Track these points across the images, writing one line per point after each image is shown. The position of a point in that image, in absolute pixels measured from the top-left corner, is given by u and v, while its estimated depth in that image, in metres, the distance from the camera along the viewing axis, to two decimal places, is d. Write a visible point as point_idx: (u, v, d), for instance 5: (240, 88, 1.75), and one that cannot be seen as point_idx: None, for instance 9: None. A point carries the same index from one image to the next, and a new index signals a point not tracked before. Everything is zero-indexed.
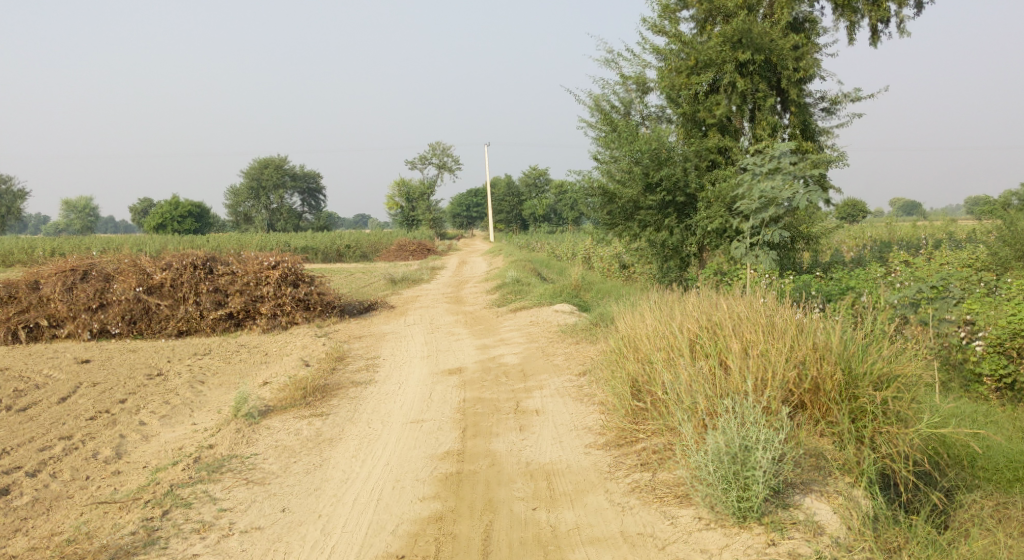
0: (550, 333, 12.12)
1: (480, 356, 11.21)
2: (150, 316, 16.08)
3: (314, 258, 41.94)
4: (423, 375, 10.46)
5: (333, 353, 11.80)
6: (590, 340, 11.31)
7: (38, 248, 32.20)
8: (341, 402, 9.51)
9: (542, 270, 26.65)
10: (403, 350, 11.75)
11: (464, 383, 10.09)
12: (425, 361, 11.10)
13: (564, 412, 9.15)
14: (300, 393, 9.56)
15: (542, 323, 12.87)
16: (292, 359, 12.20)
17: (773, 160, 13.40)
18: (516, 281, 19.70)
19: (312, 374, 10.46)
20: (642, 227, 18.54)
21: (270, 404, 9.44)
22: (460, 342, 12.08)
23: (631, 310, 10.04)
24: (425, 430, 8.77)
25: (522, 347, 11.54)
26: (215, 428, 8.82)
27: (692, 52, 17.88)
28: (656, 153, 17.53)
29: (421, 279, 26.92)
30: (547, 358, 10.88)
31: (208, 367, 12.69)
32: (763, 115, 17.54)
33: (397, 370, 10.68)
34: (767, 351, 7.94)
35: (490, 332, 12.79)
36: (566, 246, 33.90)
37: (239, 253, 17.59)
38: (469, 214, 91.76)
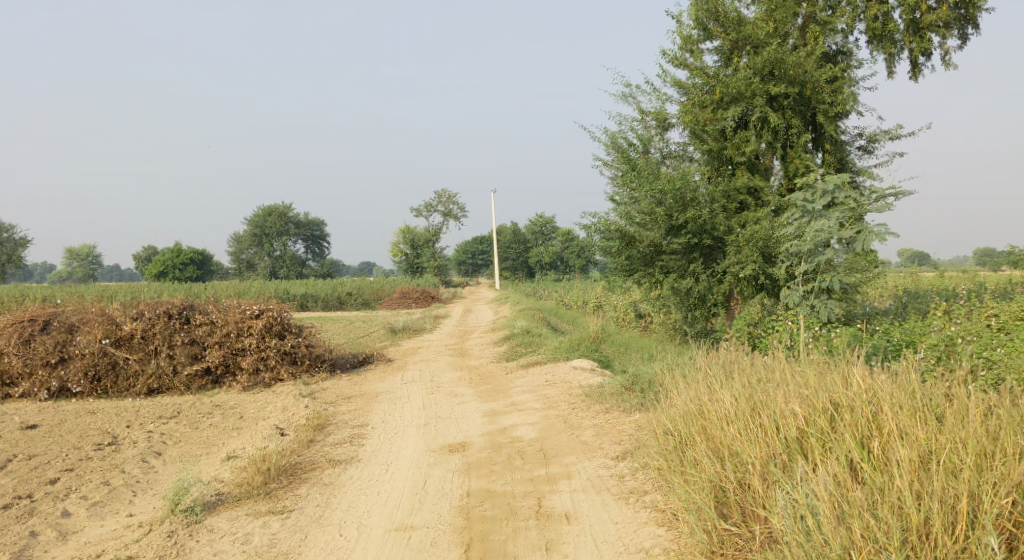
0: (572, 397, 10.39)
1: (488, 427, 9.44)
2: (117, 372, 14.44)
3: (314, 305, 40.25)
4: (418, 453, 8.69)
5: (315, 418, 10.09)
6: (619, 410, 9.56)
7: (31, 294, 30.73)
8: (311, 493, 7.78)
9: (554, 320, 24.95)
10: (401, 417, 10.02)
11: (468, 467, 8.31)
12: (423, 431, 9.35)
13: (606, 521, 7.38)
14: (259, 478, 7.83)
15: (560, 384, 11.14)
16: (274, 424, 10.49)
17: (825, 196, 11.80)
18: (525, 331, 18.07)
19: (284, 447, 8.75)
20: (664, 274, 16.92)
21: (223, 493, 7.73)
22: (464, 406, 10.39)
23: (686, 384, 8.35)
24: (412, 546, 6.96)
25: (539, 416, 9.77)
26: (143, 529, 7.11)
27: (717, 85, 16.28)
28: (680, 194, 15.93)
29: (423, 328, 25.30)
30: (568, 432, 9.13)
31: (173, 434, 11.05)
32: (797, 153, 15.79)
33: (387, 444, 8.94)
34: (950, 463, 6.43)
35: (500, 393, 11.08)
36: (576, 294, 32.14)
37: (221, 301, 16.03)
38: (475, 262, 90.20)
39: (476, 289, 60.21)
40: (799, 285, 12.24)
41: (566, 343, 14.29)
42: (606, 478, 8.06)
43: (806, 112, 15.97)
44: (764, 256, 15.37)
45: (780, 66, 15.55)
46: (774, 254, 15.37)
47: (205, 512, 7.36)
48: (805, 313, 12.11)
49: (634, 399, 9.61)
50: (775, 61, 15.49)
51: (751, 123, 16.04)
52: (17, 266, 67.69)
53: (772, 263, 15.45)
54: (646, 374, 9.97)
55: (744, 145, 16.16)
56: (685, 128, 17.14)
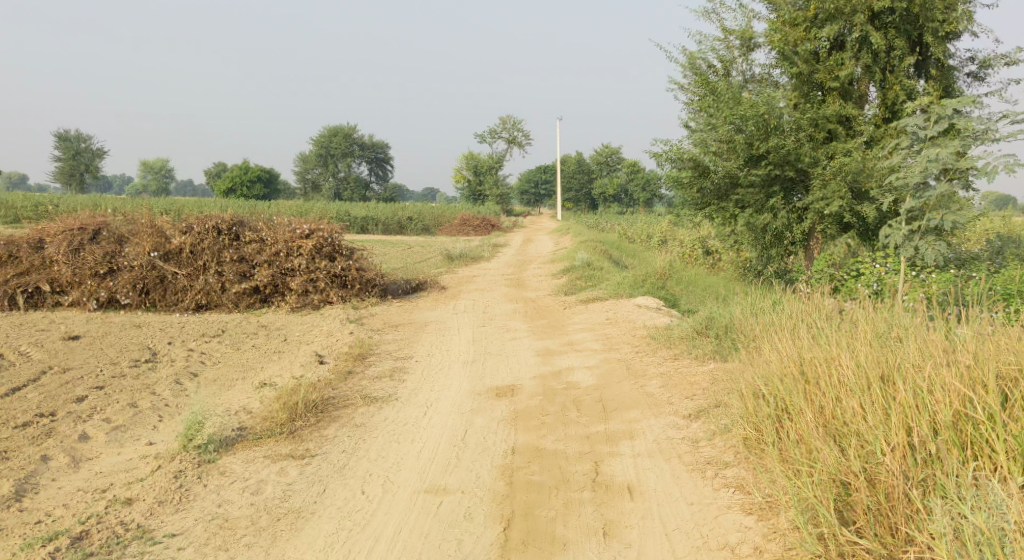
0: (635, 339, 9.59)
1: (542, 369, 8.71)
2: (165, 287, 13.97)
3: (375, 229, 39.76)
4: (461, 395, 8.05)
5: (357, 347, 9.47)
6: (689, 360, 8.71)
7: (101, 204, 30.73)
8: (341, 436, 7.20)
9: (616, 254, 23.95)
10: (453, 349, 9.43)
11: (516, 418, 7.60)
12: (470, 369, 8.70)
13: (677, 498, 6.52)
14: (284, 415, 7.34)
15: (622, 323, 10.32)
16: (316, 350, 9.90)
17: (941, 121, 10.44)
18: (586, 264, 17.22)
19: (316, 379, 8.18)
20: (739, 209, 16.44)
21: (245, 430, 7.23)
22: (517, 342, 9.66)
23: (770, 343, 7.43)
24: (441, 515, 6.23)
25: (598, 358, 9.00)
26: (150, 466, 6.64)
27: (814, 1, 15.88)
28: (763, 120, 15.32)
29: (481, 256, 24.57)
30: (629, 381, 8.36)
31: (213, 353, 10.51)
32: (898, 78, 15.45)
33: (431, 383, 8.31)
34: None
35: (557, 330, 10.34)
36: (640, 227, 31.05)
37: (272, 219, 15.46)
38: (537, 191, 89.02)
39: (538, 218, 59.38)
40: (903, 222, 10.98)
41: (630, 279, 13.38)
42: (672, 442, 7.26)
43: (910, 32, 15.41)
44: (853, 191, 14.75)
45: None
46: (865, 191, 14.77)
47: (219, 451, 6.86)
48: (907, 255, 10.93)
49: (707, 349, 8.73)
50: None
51: (849, 43, 15.65)
52: (93, 176, 68.83)
53: (862, 201, 14.83)
54: (723, 321, 9.03)
55: (837, 69, 15.85)
56: (771, 49, 16.68)
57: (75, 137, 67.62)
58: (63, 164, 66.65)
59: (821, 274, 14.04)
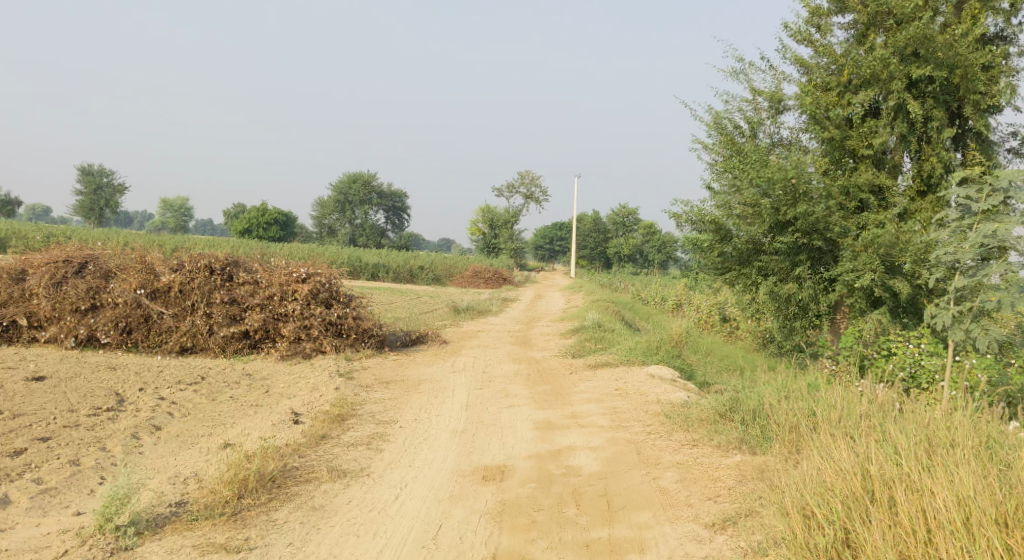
0: (647, 416, 8.66)
1: (540, 447, 7.79)
2: (149, 327, 13.07)
3: (386, 277, 38.95)
4: (443, 474, 7.21)
5: (337, 407, 8.60)
6: (708, 451, 7.81)
7: (108, 239, 30.09)
8: (295, 527, 6.37)
9: (629, 315, 23.03)
10: (445, 414, 8.58)
11: (502, 511, 6.70)
12: (461, 441, 7.86)
13: None
14: (228, 494, 6.58)
15: (634, 395, 9.38)
16: (295, 406, 9.03)
17: (998, 194, 9.56)
18: (596, 325, 16.36)
19: (282, 445, 7.42)
20: (762, 275, 15.85)
21: (183, 507, 6.50)
22: (515, 411, 8.76)
23: (823, 467, 6.60)
24: None
25: (604, 438, 8.08)
26: (64, 546, 6.01)
27: (847, 65, 15.29)
28: (791, 185, 14.60)
29: (489, 310, 23.67)
30: (639, 468, 7.47)
31: (184, 402, 9.64)
32: (934, 151, 14.67)
33: (412, 461, 7.42)
34: None
35: (562, 398, 9.42)
36: (655, 289, 30.11)
37: (268, 260, 14.69)
38: (553, 247, 88.46)
39: (552, 275, 58.61)
40: (950, 301, 10.00)
41: (642, 345, 12.52)
42: (690, 558, 6.29)
43: (951, 102, 14.67)
44: (886, 266, 14.15)
45: (925, 47, 14.34)
46: (898, 264, 14.20)
47: (143, 536, 6.16)
48: (956, 339, 9.93)
49: (732, 439, 7.85)
50: (918, 40, 14.32)
51: (884, 111, 14.95)
52: (113, 210, 68.76)
53: (893, 275, 14.26)
54: (751, 409, 8.13)
55: (871, 137, 15.11)
56: (801, 111, 16.08)
57: (97, 171, 67.68)
58: (83, 197, 66.59)
59: (847, 355, 13.39)
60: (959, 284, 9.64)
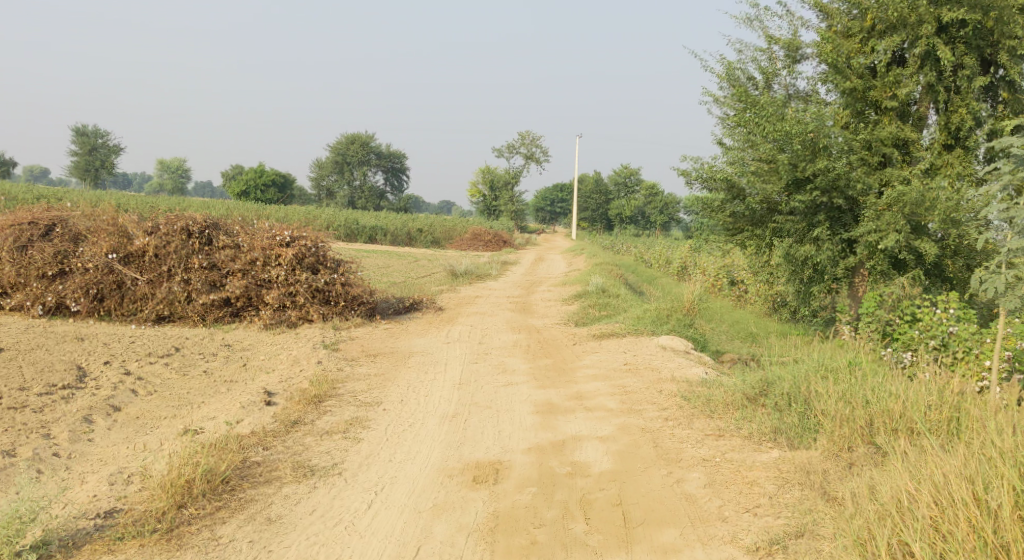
0: (662, 402, 7.96)
1: (539, 442, 7.06)
2: (123, 294, 12.18)
3: (383, 240, 38.00)
4: (427, 473, 6.55)
5: (314, 392, 7.77)
6: (737, 445, 7.12)
7: (98, 201, 29.14)
8: (248, 548, 5.69)
9: (632, 279, 22.20)
10: (435, 397, 7.91)
11: (496, 527, 5.96)
12: (451, 430, 7.21)
13: None
14: (164, 506, 5.93)
15: (646, 371, 8.68)
16: (271, 384, 8.16)
17: None
18: (600, 289, 15.52)
19: (246, 434, 6.90)
20: (776, 236, 15.32)
21: (108, 522, 5.84)
22: (511, 392, 8.04)
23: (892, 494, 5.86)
24: None
25: (615, 429, 7.36)
26: None
27: (870, 11, 14.87)
28: (811, 140, 14.03)
29: (488, 274, 22.80)
30: (659, 465, 6.78)
31: (150, 378, 8.74)
32: (965, 100, 14.29)
33: (397, 462, 6.69)
34: None
35: (565, 373, 8.71)
36: (658, 251, 29.27)
37: (250, 222, 13.72)
38: (553, 209, 87.43)
39: (553, 237, 57.69)
40: (998, 262, 9.20)
41: (649, 313, 11.70)
42: None
43: (983, 48, 14.35)
44: (912, 226, 13.52)
45: None
46: (924, 224, 13.62)
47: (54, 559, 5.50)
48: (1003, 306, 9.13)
49: (765, 430, 7.25)
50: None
51: (912, 58, 14.51)
52: (109, 172, 67.63)
53: (918, 236, 13.66)
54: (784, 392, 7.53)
55: (895, 86, 14.68)
56: (820, 60, 15.70)
57: (93, 132, 66.49)
58: (79, 159, 65.39)
59: (869, 324, 12.78)
60: (1014, 245, 8.80)
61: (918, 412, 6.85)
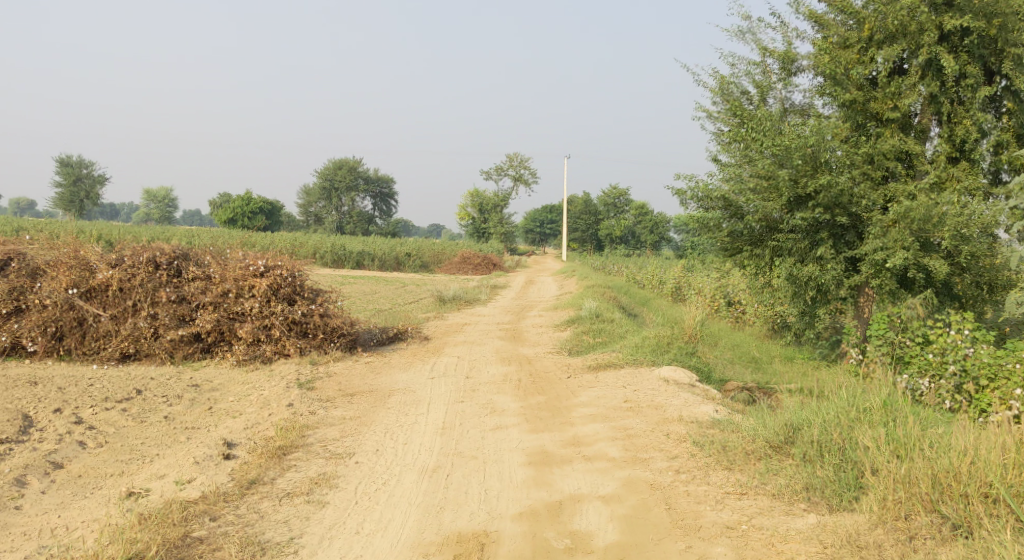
0: (670, 450, 7.47)
1: (532, 508, 6.51)
2: (84, 331, 11.36)
3: (371, 265, 37.15)
4: (399, 548, 6.00)
5: (279, 448, 7.14)
6: (764, 507, 6.67)
7: (75, 232, 28.23)
8: None
9: (625, 301, 21.41)
10: (417, 447, 7.36)
11: None
12: (429, 490, 6.67)
13: None
14: None
15: (648, 413, 8.18)
16: (231, 433, 7.49)
17: None
18: (594, 314, 14.81)
19: (193, 501, 6.31)
20: (776, 255, 14.74)
21: None
22: (502, 441, 7.49)
23: None
24: None
25: (620, 486, 6.88)
26: None
27: (868, 20, 14.41)
28: (811, 155, 13.51)
29: (477, 299, 22.03)
30: (676, 538, 6.25)
31: (103, 427, 7.91)
32: (970, 110, 13.81)
33: (371, 535, 6.13)
34: None
35: (560, 415, 8.19)
36: (651, 271, 28.56)
37: (223, 252, 12.90)
38: (543, 231, 86.71)
39: (544, 259, 56.95)
40: None
41: (646, 341, 10.99)
42: None
43: (987, 57, 13.89)
44: (919, 243, 13.00)
45: None
46: (931, 240, 13.11)
47: None
48: None
49: (796, 487, 6.83)
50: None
51: (913, 67, 14.06)
52: (93, 202, 66.68)
53: (926, 253, 13.15)
54: (814, 440, 7.14)
55: (896, 97, 14.20)
56: (816, 72, 15.20)
57: (77, 161, 65.60)
58: (63, 189, 64.37)
59: (877, 347, 12.18)
60: None
61: (984, 474, 6.34)
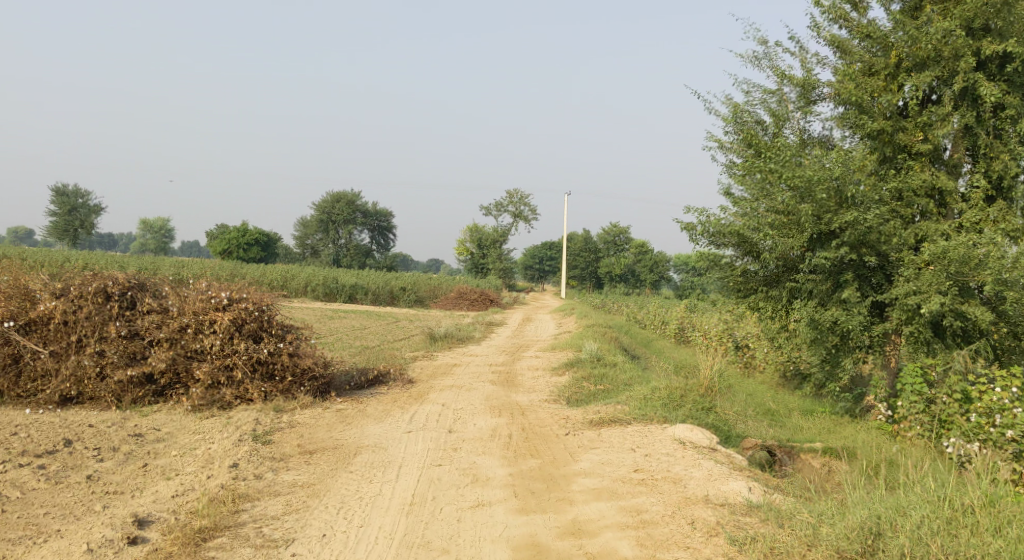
0: (683, 545, 6.39)
1: None
2: (22, 370, 10.12)
3: (364, 299, 35.83)
4: None
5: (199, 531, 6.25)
6: None
7: (56, 262, 26.94)
8: None
9: (627, 343, 20.10)
10: (377, 532, 6.35)
11: None
12: None
13: None
14: None
15: (663, 492, 7.11)
16: (142, 506, 6.54)
17: None
18: (596, 357, 13.55)
19: None
20: (794, 297, 13.65)
21: None
22: (483, 530, 6.44)
23: None
24: None
25: None
26: None
27: (897, 44, 13.34)
28: (836, 189, 12.38)
29: (471, 337, 20.74)
30: None
31: (6, 491, 6.69)
32: (1009, 143, 12.70)
33: None
34: None
35: (558, 490, 7.12)
36: (653, 310, 27.32)
37: (186, 282, 11.58)
38: (541, 267, 85.54)
39: (541, 296, 55.70)
40: None
41: (655, 394, 9.79)
42: None
43: None
44: (957, 287, 11.86)
45: (997, 16, 12.61)
46: (970, 285, 11.98)
47: None
48: None
49: None
50: (992, 12, 12.56)
51: (946, 97, 12.94)
52: (87, 231, 65.42)
53: (965, 299, 12.01)
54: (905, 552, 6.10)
55: (927, 128, 13.09)
56: (838, 99, 14.11)
57: (72, 191, 64.54)
58: (58, 218, 63.15)
59: (912, 403, 10.97)
60: None
61: None
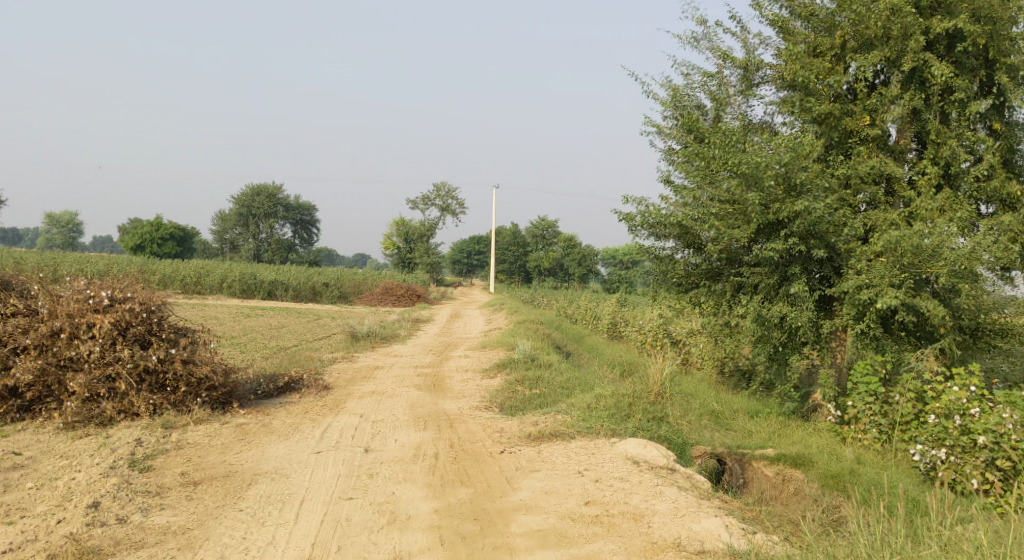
0: None
1: None
2: None
3: (284, 295, 34.15)
4: None
5: None
6: None
7: None
8: None
9: (561, 340, 19.12)
10: None
11: None
12: None
13: None
14: None
15: (617, 535, 6.20)
16: None
17: None
18: (530, 358, 12.51)
19: None
20: (738, 292, 12.85)
21: None
22: None
23: None
24: None
25: None
26: None
27: (843, 22, 12.59)
28: (784, 176, 11.57)
29: (396, 336, 19.49)
30: None
31: None
32: (958, 129, 12.09)
33: None
34: None
35: (496, 534, 6.16)
36: (585, 305, 26.44)
37: (63, 279, 10.14)
38: (469, 262, 84.29)
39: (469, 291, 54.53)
40: None
41: (598, 403, 8.79)
42: None
43: (975, 70, 12.19)
44: (910, 280, 11.17)
45: None
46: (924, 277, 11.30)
47: None
48: None
49: None
50: None
51: (894, 80, 12.26)
52: None
53: (918, 292, 11.34)
54: None
55: (875, 112, 12.38)
56: (781, 81, 13.33)
57: None
58: None
59: (867, 404, 10.22)
60: None
61: None
